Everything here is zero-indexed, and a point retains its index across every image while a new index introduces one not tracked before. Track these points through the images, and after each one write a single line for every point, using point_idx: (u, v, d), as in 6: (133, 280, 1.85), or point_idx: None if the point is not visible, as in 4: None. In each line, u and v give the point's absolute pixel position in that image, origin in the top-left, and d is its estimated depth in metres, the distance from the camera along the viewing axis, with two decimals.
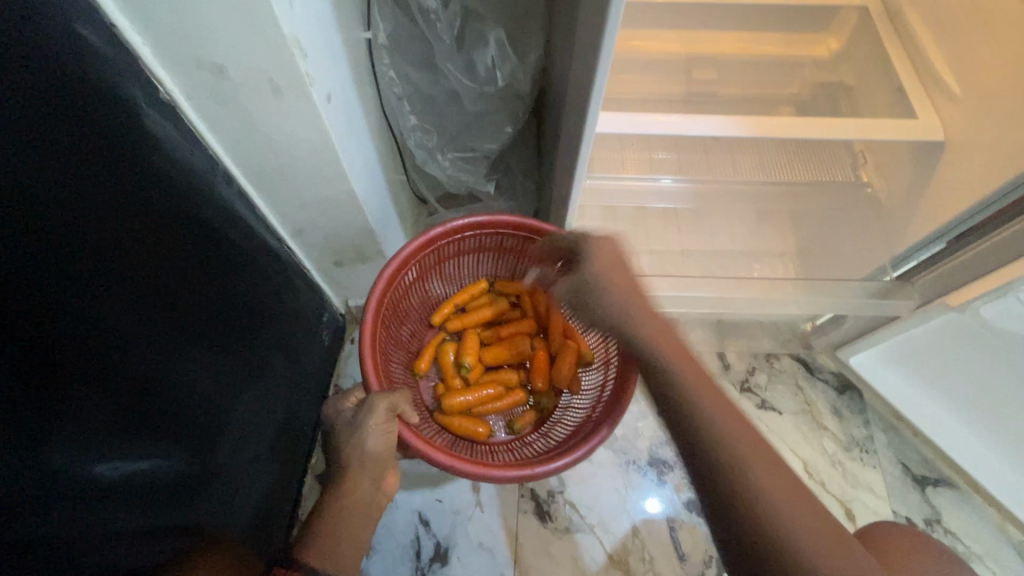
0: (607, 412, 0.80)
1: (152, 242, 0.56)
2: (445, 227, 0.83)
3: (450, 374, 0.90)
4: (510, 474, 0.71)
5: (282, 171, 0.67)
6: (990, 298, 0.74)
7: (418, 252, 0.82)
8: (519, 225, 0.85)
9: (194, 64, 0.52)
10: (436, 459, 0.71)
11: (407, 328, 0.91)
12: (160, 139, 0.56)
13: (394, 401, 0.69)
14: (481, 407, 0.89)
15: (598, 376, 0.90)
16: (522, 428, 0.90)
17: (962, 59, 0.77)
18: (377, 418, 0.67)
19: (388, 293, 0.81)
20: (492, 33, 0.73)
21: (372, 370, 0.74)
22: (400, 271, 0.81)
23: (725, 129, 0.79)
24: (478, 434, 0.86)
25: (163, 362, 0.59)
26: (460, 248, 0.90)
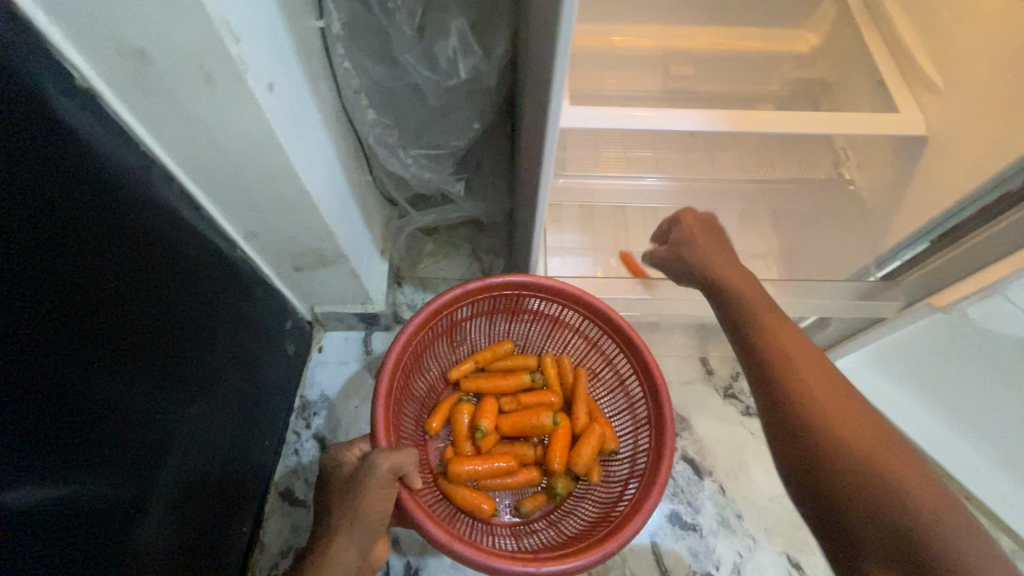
0: (635, 503, 0.74)
1: (77, 248, 0.51)
2: (481, 282, 0.80)
3: (461, 438, 0.83)
4: (519, 569, 0.64)
5: (227, 169, 0.62)
6: (977, 299, 0.71)
7: (449, 303, 0.79)
8: (556, 293, 0.82)
9: (113, 49, 0.47)
10: (435, 537, 0.64)
11: (422, 381, 0.86)
12: (82, 134, 0.51)
13: (398, 462, 0.63)
14: (488, 482, 0.81)
15: (626, 466, 0.83)
16: (529, 512, 0.82)
17: (945, 50, 0.74)
18: (378, 480, 0.62)
19: (411, 343, 0.77)
20: (453, 23, 0.68)
21: (382, 425, 0.69)
22: (427, 321, 0.78)
23: (702, 123, 0.76)
24: (480, 511, 0.78)
25: (95, 379, 0.55)
26: (492, 305, 0.86)
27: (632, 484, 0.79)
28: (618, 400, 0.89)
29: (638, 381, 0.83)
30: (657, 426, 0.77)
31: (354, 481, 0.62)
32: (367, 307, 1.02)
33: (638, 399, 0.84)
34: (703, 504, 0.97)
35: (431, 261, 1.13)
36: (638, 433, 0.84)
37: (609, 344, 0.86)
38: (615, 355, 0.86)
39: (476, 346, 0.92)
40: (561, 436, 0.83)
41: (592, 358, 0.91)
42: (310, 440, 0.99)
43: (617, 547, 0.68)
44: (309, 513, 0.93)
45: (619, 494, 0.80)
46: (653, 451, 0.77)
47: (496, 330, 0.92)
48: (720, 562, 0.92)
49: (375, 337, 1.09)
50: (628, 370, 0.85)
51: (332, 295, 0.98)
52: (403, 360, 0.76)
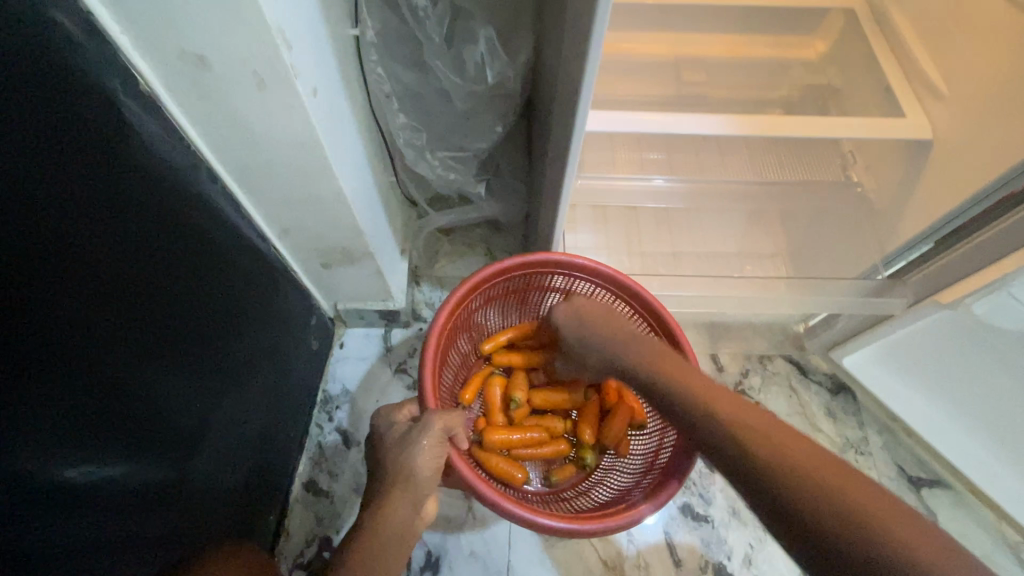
0: (665, 472, 0.78)
1: (137, 239, 0.54)
2: (520, 260, 0.83)
3: (495, 410, 0.87)
4: (560, 526, 0.68)
5: (268, 168, 0.65)
6: (981, 295, 0.74)
7: (488, 278, 0.82)
8: (591, 273, 0.85)
9: (175, 55, 0.51)
10: (482, 493, 0.68)
11: (458, 354, 0.89)
12: (141, 133, 0.54)
13: (451, 423, 0.68)
14: (521, 452, 0.85)
15: (652, 440, 0.87)
16: (559, 482, 0.86)
17: (949, 58, 0.78)
18: (430, 438, 0.67)
19: (453, 315, 0.80)
20: (482, 31, 0.73)
21: (429, 391, 0.73)
22: (467, 295, 0.81)
23: (715, 127, 0.79)
24: (514, 480, 0.82)
25: (141, 363, 0.57)
26: (527, 283, 0.89)
27: (660, 455, 0.83)
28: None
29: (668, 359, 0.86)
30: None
31: (408, 441, 0.67)
32: (388, 304, 1.05)
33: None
34: (715, 497, 0.99)
35: (448, 261, 1.16)
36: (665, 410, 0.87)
37: (639, 324, 0.89)
38: (646, 334, 0.89)
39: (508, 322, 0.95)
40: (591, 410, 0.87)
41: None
42: (333, 432, 1.02)
43: (651, 508, 0.72)
44: (333, 503, 0.97)
45: (648, 464, 0.84)
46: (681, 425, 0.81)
47: (528, 307, 0.95)
48: (732, 553, 0.95)
49: (395, 333, 1.12)
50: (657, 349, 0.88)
51: (356, 292, 1.01)
52: (446, 331, 0.79)
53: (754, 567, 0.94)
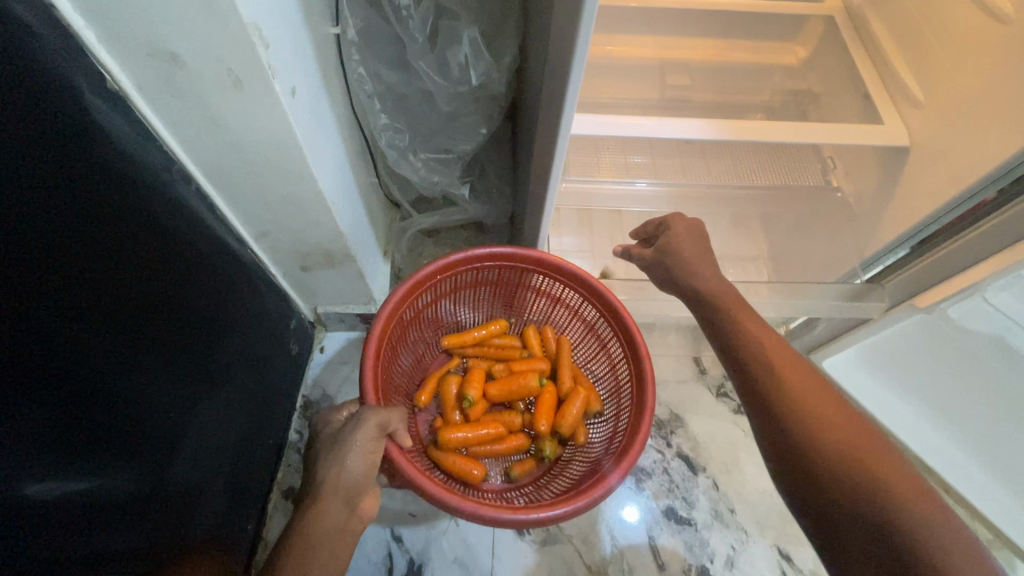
0: (616, 456, 0.77)
1: (111, 246, 0.53)
2: (467, 254, 0.82)
3: (450, 408, 0.86)
4: (510, 516, 0.67)
5: (244, 169, 0.63)
6: (956, 300, 0.76)
7: (433, 272, 0.81)
8: (537, 263, 0.84)
9: (145, 52, 0.49)
10: (428, 491, 0.67)
11: (410, 352, 0.89)
12: (112, 133, 0.52)
13: (386, 418, 0.66)
14: (478, 449, 0.84)
15: (609, 426, 0.87)
16: (519, 476, 0.85)
17: (926, 67, 0.79)
18: (364, 434, 0.65)
19: (399, 311, 0.79)
20: (466, 32, 0.71)
21: (371, 385, 0.72)
22: (413, 289, 0.80)
23: (699, 131, 0.79)
24: (470, 477, 0.80)
25: (110, 373, 0.55)
26: (476, 277, 0.88)
27: (614, 440, 0.83)
28: (600, 365, 0.93)
29: (619, 343, 0.85)
30: (638, 385, 0.81)
31: (340, 438, 0.65)
32: (370, 307, 1.03)
33: (619, 359, 0.87)
34: (698, 499, 1.00)
35: None
36: (620, 396, 0.87)
37: (590, 310, 0.89)
38: (597, 321, 0.89)
39: (463, 317, 0.95)
40: (546, 399, 0.87)
41: (573, 326, 0.95)
42: None
43: (602, 495, 0.71)
44: None
45: (604, 449, 0.83)
46: (632, 413, 0.80)
47: (481, 302, 0.95)
48: (714, 555, 0.95)
49: None
50: (608, 335, 0.88)
51: (336, 295, 0.99)
52: (391, 327, 0.78)
53: (736, 570, 0.95)
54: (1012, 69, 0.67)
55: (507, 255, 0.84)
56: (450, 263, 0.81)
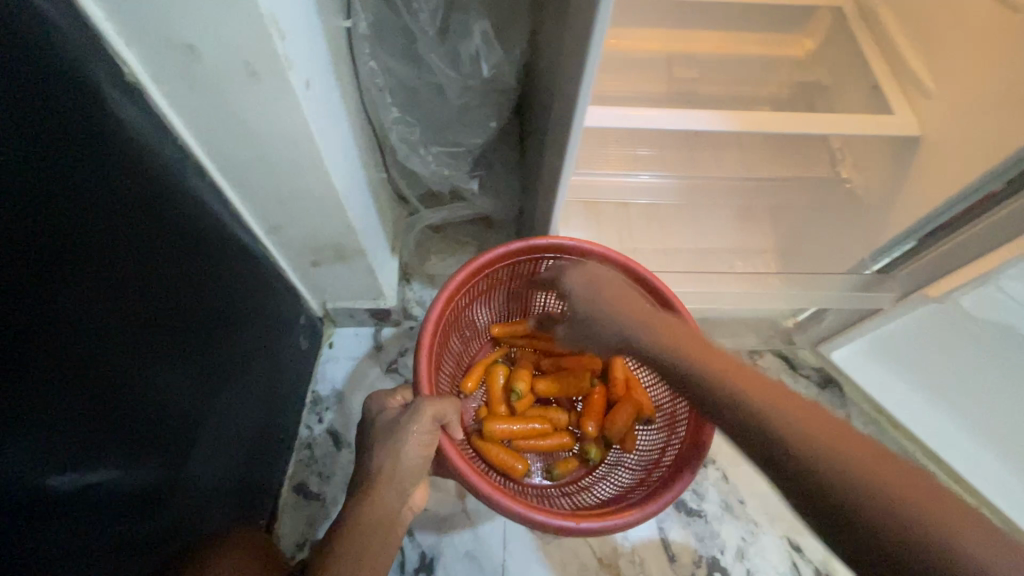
0: (670, 470, 0.77)
1: (128, 240, 0.53)
2: (527, 245, 0.82)
3: (498, 399, 0.87)
4: (561, 522, 0.68)
5: (258, 163, 0.63)
6: (967, 289, 0.76)
7: (488, 264, 0.81)
8: (600, 258, 0.84)
9: (164, 44, 0.49)
10: (479, 487, 0.68)
11: (459, 339, 0.89)
12: (128, 126, 0.52)
13: (441, 410, 0.68)
14: (523, 443, 0.85)
15: (661, 436, 0.86)
16: (561, 475, 0.85)
17: (937, 57, 0.79)
18: (419, 426, 0.66)
19: (452, 301, 0.79)
20: (478, 24, 0.71)
21: (424, 377, 0.73)
22: (467, 281, 0.80)
23: (709, 122, 0.79)
24: (513, 471, 0.81)
25: (131, 366, 0.55)
26: (535, 268, 0.88)
27: (665, 452, 0.83)
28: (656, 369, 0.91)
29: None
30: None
31: (396, 427, 0.67)
32: (379, 302, 1.03)
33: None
34: (708, 491, 1.00)
35: (439, 259, 1.14)
36: (676, 406, 0.86)
37: None
38: None
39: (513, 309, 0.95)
40: (596, 402, 0.88)
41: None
42: (323, 432, 1.01)
43: (641, 518, 0.71)
44: (324, 506, 0.95)
45: (653, 461, 0.84)
46: (688, 427, 0.80)
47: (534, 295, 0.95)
48: (725, 546, 0.96)
49: (385, 331, 1.10)
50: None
51: (346, 290, 0.99)
52: (445, 315, 0.79)
53: (747, 560, 0.95)
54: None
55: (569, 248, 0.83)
56: (511, 253, 0.81)
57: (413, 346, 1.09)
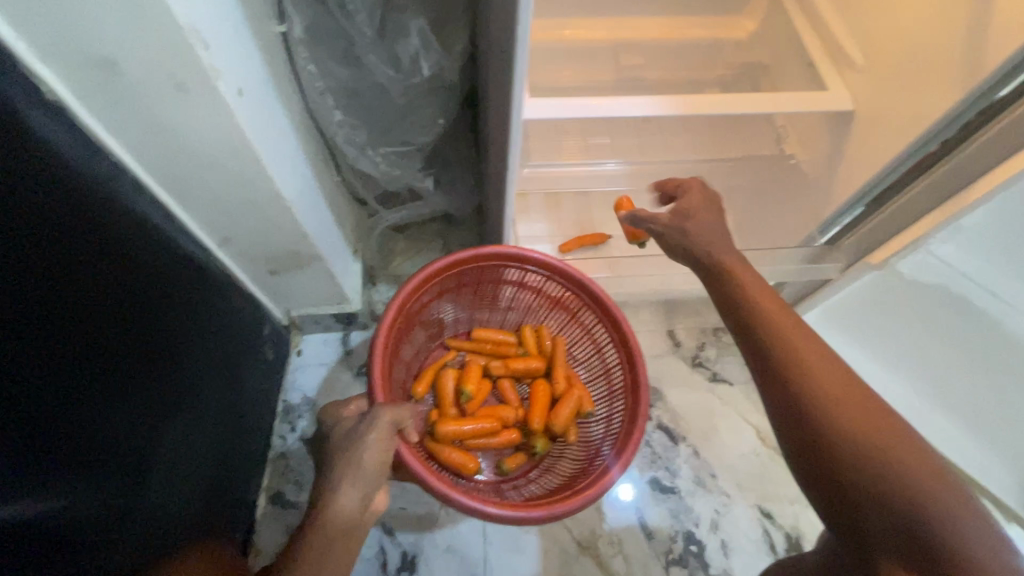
0: (612, 456, 0.79)
1: (69, 263, 0.52)
2: (472, 254, 0.84)
3: (447, 401, 0.87)
4: (509, 514, 0.70)
5: (198, 174, 0.63)
6: (905, 254, 0.79)
7: (439, 272, 0.83)
8: (541, 265, 0.87)
9: (80, 60, 0.48)
10: (434, 488, 0.69)
11: (412, 347, 0.90)
12: (55, 146, 0.51)
13: (397, 416, 0.68)
14: (472, 442, 0.85)
15: (602, 427, 0.89)
16: (510, 471, 0.87)
17: (864, 31, 0.82)
18: (378, 432, 0.65)
19: (403, 309, 0.81)
20: (413, 23, 0.71)
21: (379, 383, 0.74)
22: (420, 287, 0.82)
23: (653, 108, 0.81)
24: (465, 470, 0.82)
25: (76, 390, 0.54)
26: (482, 275, 0.90)
27: (609, 441, 0.85)
28: (594, 367, 0.94)
29: (615, 348, 0.88)
30: (631, 388, 0.83)
31: (355, 436, 0.66)
32: (343, 306, 1.03)
33: (615, 365, 0.89)
34: (681, 468, 1.03)
35: (404, 259, 1.16)
36: (613, 399, 0.89)
37: (590, 316, 0.91)
38: (594, 326, 0.91)
39: (461, 314, 0.96)
40: (540, 399, 0.89)
41: (571, 329, 0.96)
42: (297, 440, 1.00)
43: (583, 504, 0.73)
44: (302, 512, 0.95)
45: (596, 450, 0.86)
46: (627, 412, 0.83)
47: (482, 300, 0.96)
48: (699, 520, 0.99)
49: (353, 336, 1.10)
50: (606, 339, 0.90)
51: (308, 297, 0.99)
52: (395, 325, 0.80)
53: (721, 531, 0.98)
54: (946, 28, 0.69)
55: (514, 256, 0.86)
56: (455, 262, 0.83)
57: None
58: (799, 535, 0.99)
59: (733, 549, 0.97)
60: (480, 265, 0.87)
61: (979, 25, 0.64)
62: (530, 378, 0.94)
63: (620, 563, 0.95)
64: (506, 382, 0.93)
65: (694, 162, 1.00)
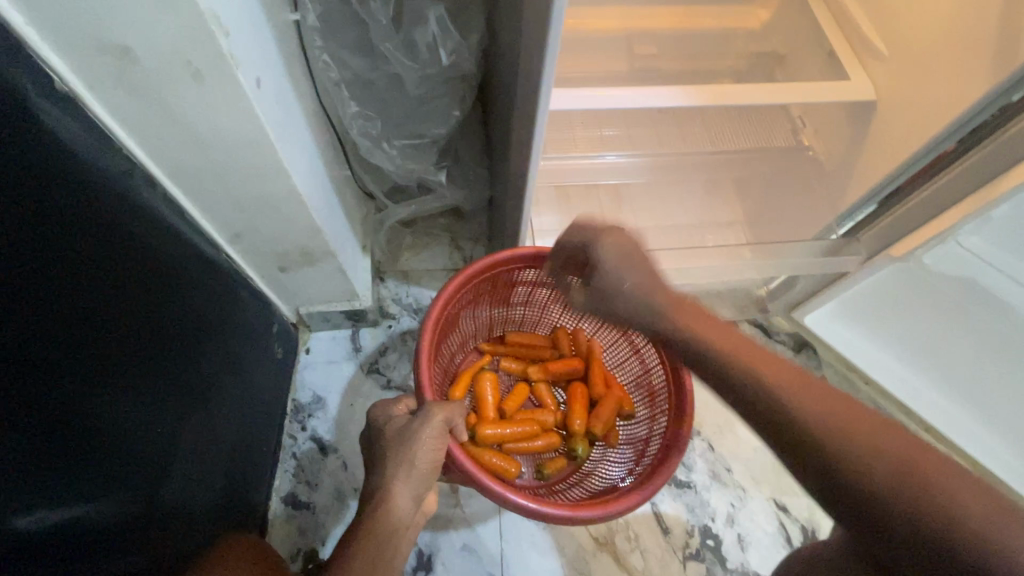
0: (656, 461, 0.79)
1: (82, 264, 0.50)
2: (513, 254, 0.83)
3: (486, 405, 0.86)
4: (559, 514, 0.69)
5: (213, 168, 0.60)
6: (928, 246, 0.78)
7: (479, 272, 0.83)
8: None
9: (94, 48, 0.46)
10: (483, 485, 0.69)
11: (449, 349, 0.90)
12: (65, 137, 0.48)
13: (451, 414, 0.68)
14: (513, 446, 0.85)
15: (643, 427, 0.89)
16: (551, 475, 0.86)
17: (886, 19, 0.81)
18: (431, 429, 0.67)
19: (445, 311, 0.80)
20: (431, 11, 0.69)
21: (426, 385, 0.74)
22: (460, 289, 0.81)
23: (674, 98, 0.79)
24: (506, 473, 0.81)
25: (90, 394, 0.52)
26: (520, 276, 0.90)
27: (651, 445, 0.85)
28: (630, 369, 0.94)
29: (654, 350, 0.87)
30: (673, 388, 0.83)
31: (408, 433, 0.66)
32: (353, 303, 1.01)
33: (653, 365, 0.89)
34: (696, 463, 1.02)
35: (411, 254, 1.14)
36: (654, 402, 0.89)
37: None
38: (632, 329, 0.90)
39: (496, 315, 0.96)
40: (580, 402, 0.88)
41: (606, 332, 0.96)
42: (308, 441, 0.98)
43: (633, 505, 0.72)
44: (316, 514, 0.93)
45: (640, 453, 0.86)
46: (670, 415, 0.83)
47: (518, 301, 0.96)
48: (715, 514, 0.98)
49: (363, 333, 1.08)
50: (643, 342, 0.90)
51: (318, 294, 0.96)
52: (438, 326, 0.79)
53: (737, 525, 0.98)
54: (972, 15, 0.68)
55: None
56: (497, 262, 0.83)
57: (391, 344, 1.07)
58: (814, 526, 0.98)
59: (750, 543, 0.97)
60: (519, 266, 0.87)
61: (1009, 13, 0.64)
62: (567, 382, 0.94)
63: (638, 558, 0.94)
64: (543, 385, 0.93)
65: (708, 154, 0.99)
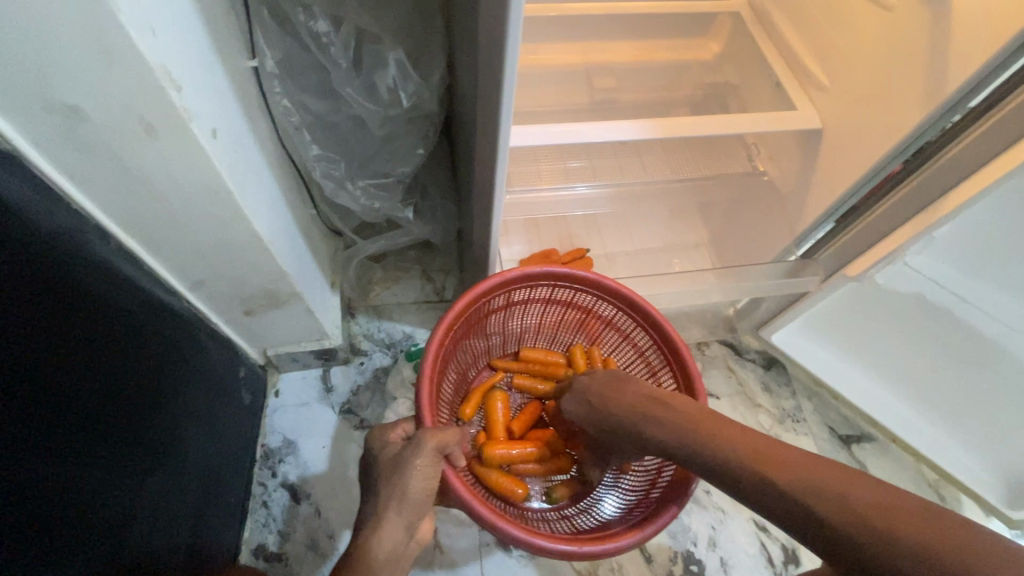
0: (666, 492, 0.75)
1: (32, 324, 0.48)
2: (520, 273, 0.82)
3: (496, 425, 0.86)
4: (557, 547, 0.65)
5: (170, 218, 0.59)
6: (882, 265, 0.82)
7: (487, 291, 0.81)
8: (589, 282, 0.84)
9: (37, 105, 0.45)
10: (479, 514, 0.66)
11: (459, 367, 0.89)
12: (9, 198, 0.47)
13: (443, 441, 0.65)
14: (521, 467, 0.84)
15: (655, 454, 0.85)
16: (560, 498, 0.85)
17: (825, 53, 0.85)
18: (424, 457, 0.63)
19: (450, 332, 0.79)
20: (391, 54, 0.70)
21: (427, 409, 0.71)
22: (467, 309, 0.80)
23: (633, 132, 0.81)
24: (514, 496, 0.79)
25: (41, 459, 0.49)
26: (529, 295, 0.89)
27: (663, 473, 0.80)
28: None
29: (670, 372, 0.84)
30: None
31: (376, 477, 0.64)
32: (323, 342, 0.99)
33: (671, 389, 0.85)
34: None
35: (381, 288, 1.13)
36: None
37: (642, 336, 0.88)
38: (648, 347, 0.88)
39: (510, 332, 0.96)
40: None
41: (622, 350, 0.94)
42: (278, 488, 0.95)
43: (636, 542, 0.69)
44: (287, 565, 0.89)
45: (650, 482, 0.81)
46: None
47: (531, 318, 0.95)
48: (697, 538, 0.98)
49: (334, 372, 1.05)
50: (660, 363, 0.87)
51: (287, 335, 0.94)
52: (443, 347, 0.77)
53: (719, 548, 0.98)
54: (902, 51, 0.73)
55: (563, 276, 0.84)
56: (503, 281, 0.81)
57: (365, 382, 1.05)
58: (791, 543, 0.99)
59: (732, 565, 0.96)
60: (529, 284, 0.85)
61: (934, 50, 0.68)
62: None
63: None
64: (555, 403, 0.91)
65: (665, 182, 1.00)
